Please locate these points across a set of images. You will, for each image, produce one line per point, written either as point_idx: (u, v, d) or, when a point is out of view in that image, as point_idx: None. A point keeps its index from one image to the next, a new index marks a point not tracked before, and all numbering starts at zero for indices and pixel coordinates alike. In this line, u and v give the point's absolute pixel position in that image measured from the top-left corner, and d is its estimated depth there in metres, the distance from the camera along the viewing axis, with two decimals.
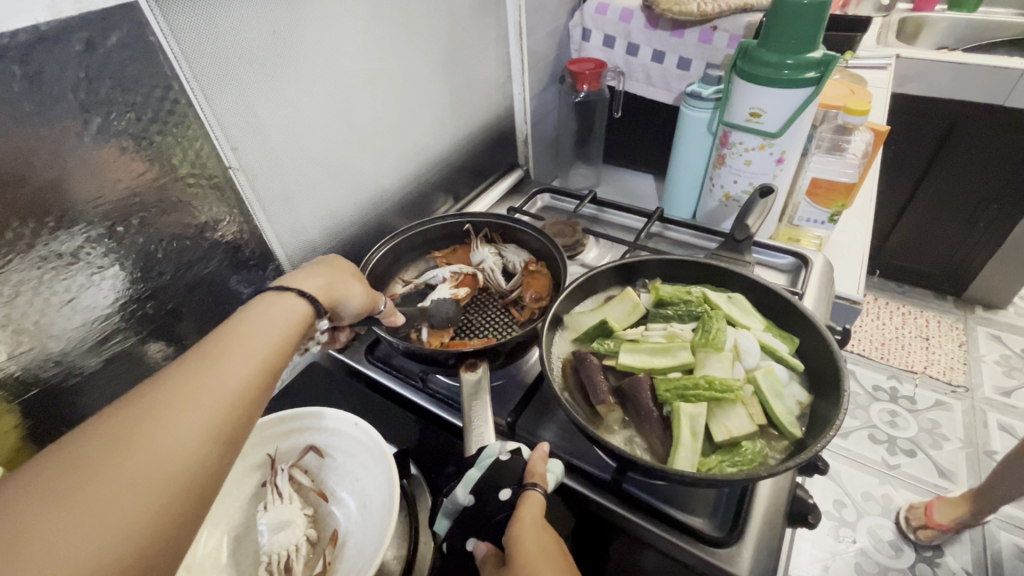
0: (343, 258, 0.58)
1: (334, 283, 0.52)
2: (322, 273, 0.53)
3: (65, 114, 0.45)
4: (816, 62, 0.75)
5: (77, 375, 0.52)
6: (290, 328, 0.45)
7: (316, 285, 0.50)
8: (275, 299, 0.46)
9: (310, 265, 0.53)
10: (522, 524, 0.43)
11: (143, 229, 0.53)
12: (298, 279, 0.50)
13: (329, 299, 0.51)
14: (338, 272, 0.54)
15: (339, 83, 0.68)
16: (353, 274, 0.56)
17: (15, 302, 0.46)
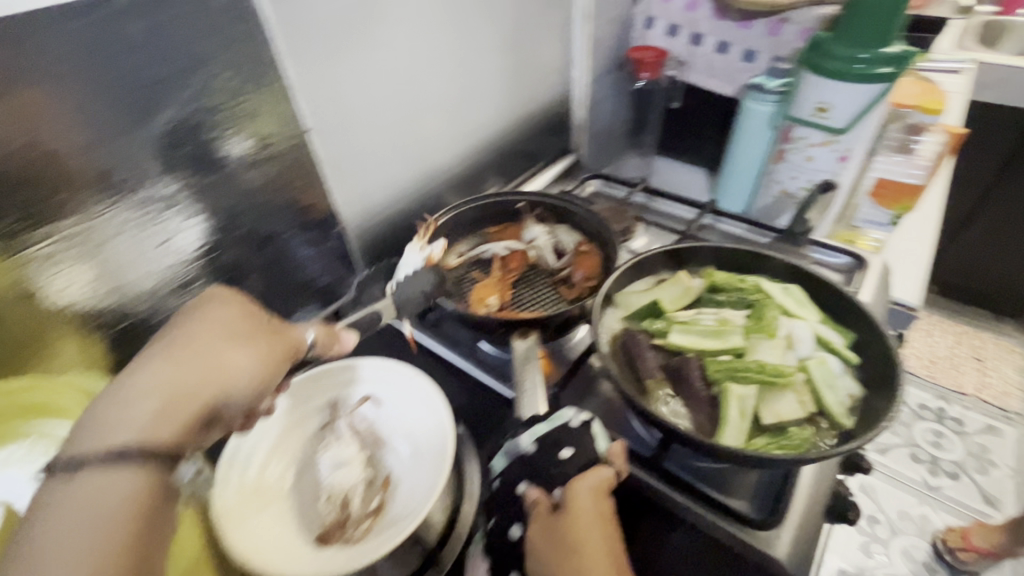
0: (216, 322, 0.42)
1: (182, 390, 0.37)
2: (160, 378, 0.37)
3: (174, 68, 0.49)
4: (892, 58, 0.73)
5: (163, 314, 0.57)
6: (121, 513, 0.33)
7: (146, 416, 0.36)
8: (74, 488, 0.32)
9: (143, 364, 0.38)
10: (586, 488, 0.46)
11: (229, 182, 0.57)
12: (117, 413, 0.35)
13: (181, 418, 0.37)
14: (200, 369, 0.39)
15: (410, 56, 0.70)
16: (223, 350, 0.40)
17: (117, 241, 0.51)
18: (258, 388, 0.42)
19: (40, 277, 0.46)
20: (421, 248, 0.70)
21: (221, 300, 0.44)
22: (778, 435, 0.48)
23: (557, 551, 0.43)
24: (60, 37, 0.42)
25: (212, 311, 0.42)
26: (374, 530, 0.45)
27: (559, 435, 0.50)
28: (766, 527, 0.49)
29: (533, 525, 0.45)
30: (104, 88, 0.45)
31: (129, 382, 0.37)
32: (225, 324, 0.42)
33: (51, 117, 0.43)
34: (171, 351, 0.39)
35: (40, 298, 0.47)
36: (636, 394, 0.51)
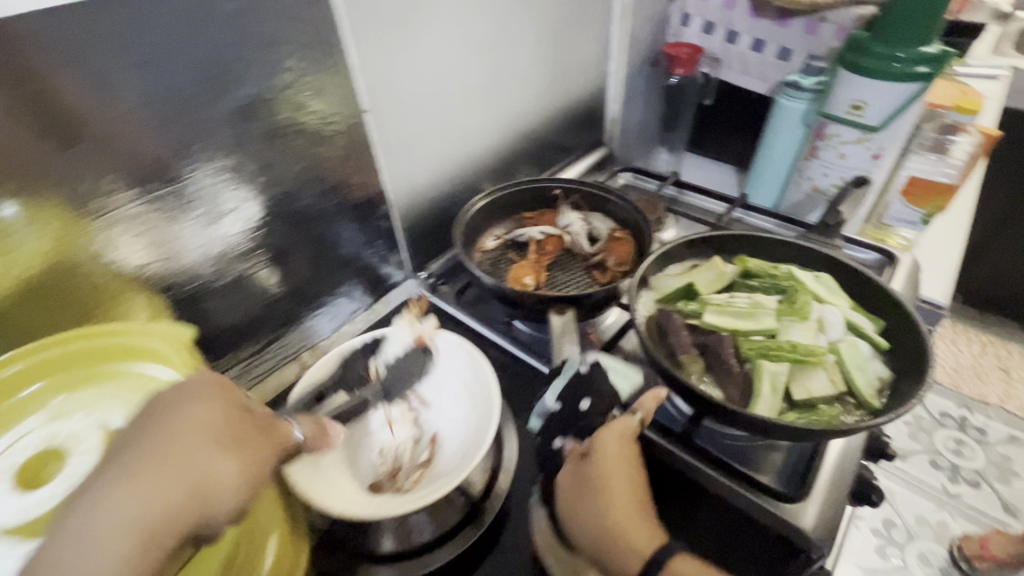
0: (193, 428, 0.37)
1: (161, 523, 0.33)
2: (139, 503, 0.33)
3: (252, 47, 0.53)
4: (928, 58, 0.74)
5: (227, 277, 0.61)
6: None
7: (118, 556, 0.32)
8: None
9: (117, 485, 0.33)
10: (613, 442, 0.50)
11: (292, 157, 0.61)
12: (82, 548, 0.31)
13: (155, 555, 0.33)
14: (178, 492, 0.35)
15: (461, 46, 0.74)
16: (209, 460, 0.36)
17: (186, 208, 0.55)
18: (244, 504, 0.38)
19: (99, 240, 0.50)
20: (410, 324, 0.61)
21: (208, 390, 0.39)
22: (808, 411, 0.50)
23: (587, 493, 0.48)
24: (157, 15, 0.46)
25: (196, 412, 0.37)
26: (425, 480, 0.49)
27: (577, 386, 0.56)
28: (796, 498, 0.51)
29: (565, 474, 0.50)
30: (191, 64, 0.50)
31: (98, 509, 0.32)
32: (212, 427, 0.38)
33: (143, 88, 0.48)
34: (150, 467, 0.34)
35: (100, 262, 0.51)
36: (671, 367, 0.53)
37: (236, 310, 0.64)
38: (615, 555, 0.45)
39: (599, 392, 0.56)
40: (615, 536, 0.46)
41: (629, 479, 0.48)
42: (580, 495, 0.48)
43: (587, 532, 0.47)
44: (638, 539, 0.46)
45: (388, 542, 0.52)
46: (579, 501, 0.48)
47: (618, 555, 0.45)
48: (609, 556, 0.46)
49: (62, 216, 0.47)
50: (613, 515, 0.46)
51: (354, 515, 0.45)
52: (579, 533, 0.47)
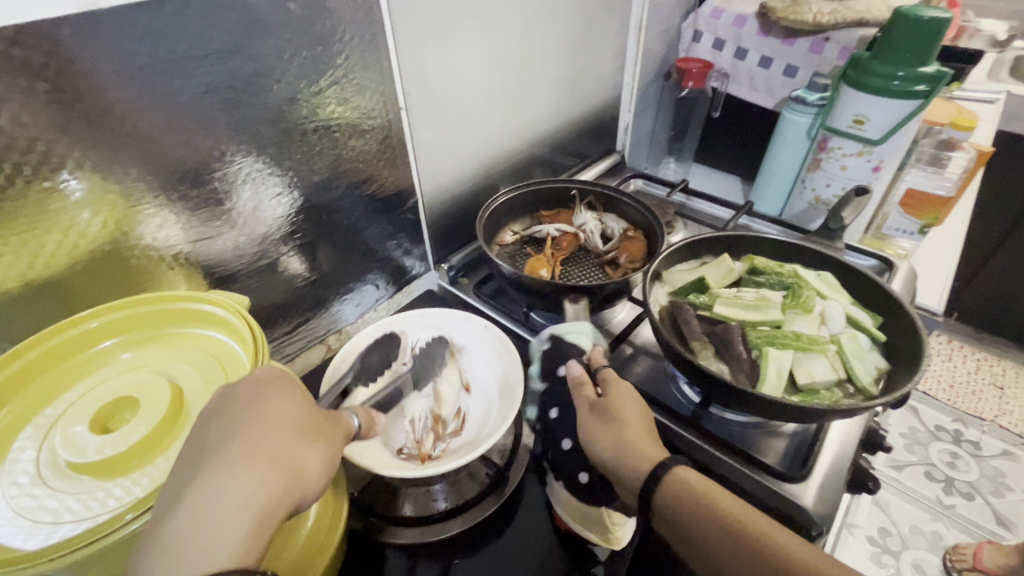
0: (278, 417, 0.40)
1: (269, 507, 0.36)
2: (246, 489, 0.36)
3: (305, 46, 0.57)
4: (927, 77, 0.79)
5: (267, 259, 0.65)
6: None
7: (236, 537, 0.35)
8: None
9: (222, 473, 0.36)
10: (621, 384, 0.55)
11: (331, 150, 0.65)
12: (204, 531, 0.34)
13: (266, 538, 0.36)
14: (276, 473, 0.37)
15: (489, 51, 0.78)
16: (297, 447, 0.39)
17: (237, 192, 0.59)
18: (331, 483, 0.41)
19: (152, 221, 0.54)
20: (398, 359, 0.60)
21: (279, 383, 0.41)
22: (810, 394, 0.54)
23: (600, 419, 0.52)
24: (230, 13, 0.50)
25: (278, 404, 0.40)
26: (451, 451, 0.52)
27: (551, 361, 0.63)
28: (798, 476, 0.55)
29: (580, 411, 0.54)
30: (255, 57, 0.54)
31: (211, 491, 0.35)
32: (292, 418, 0.40)
33: (211, 77, 0.52)
34: (247, 457, 0.37)
35: (146, 243, 0.54)
36: (682, 350, 0.58)
37: (268, 294, 0.67)
38: (631, 462, 0.49)
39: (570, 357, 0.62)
40: (630, 448, 0.50)
41: (639, 412, 0.53)
42: (593, 421, 0.53)
43: (603, 448, 0.50)
44: (650, 455, 0.49)
45: (409, 507, 0.55)
46: (595, 426, 0.52)
47: (634, 462, 0.49)
48: (624, 470, 0.49)
49: (119, 197, 0.51)
50: (626, 432, 0.51)
51: (399, 475, 0.47)
52: (596, 451, 0.51)
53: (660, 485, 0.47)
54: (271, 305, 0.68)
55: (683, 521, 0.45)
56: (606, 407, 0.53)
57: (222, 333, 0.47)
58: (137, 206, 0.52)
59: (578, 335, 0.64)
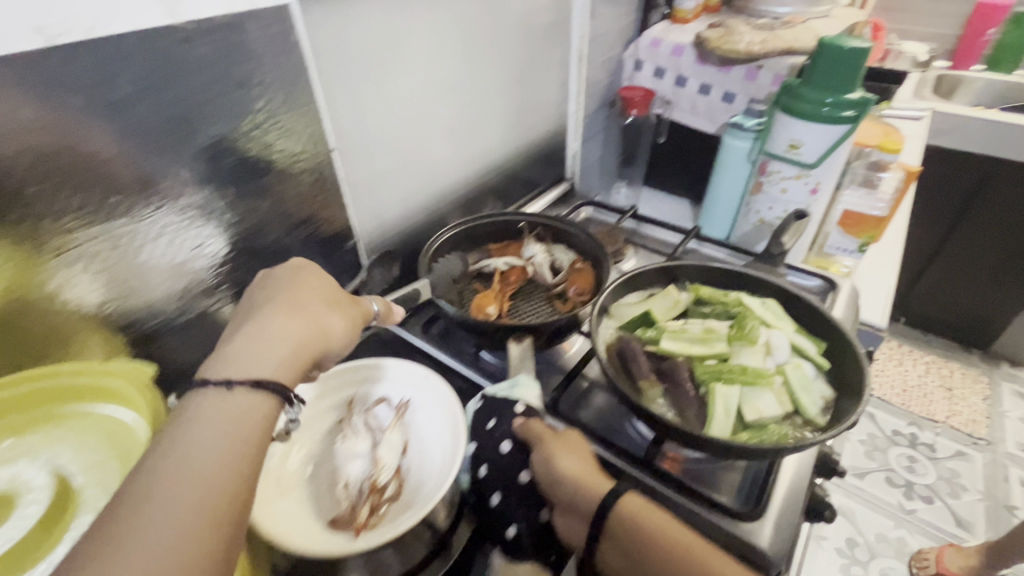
0: (309, 284, 0.51)
1: (302, 343, 0.46)
2: (285, 328, 0.46)
3: (223, 92, 0.54)
4: (854, 102, 0.82)
5: (190, 314, 0.61)
6: (252, 423, 0.39)
7: (278, 354, 0.44)
8: (220, 402, 0.39)
9: (268, 316, 0.46)
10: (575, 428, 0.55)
11: (259, 195, 0.62)
12: (253, 350, 0.43)
13: (301, 366, 0.45)
14: (305, 318, 0.48)
15: (427, 87, 0.77)
16: (322, 310, 0.49)
17: (158, 242, 0.54)
18: (347, 348, 0.51)
19: (61, 278, 0.48)
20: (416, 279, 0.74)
21: (308, 270, 0.53)
22: (760, 430, 0.53)
23: (564, 444, 0.52)
24: (135, 58, 0.47)
25: (308, 281, 0.51)
26: (392, 515, 0.48)
27: (482, 415, 0.58)
28: (753, 517, 0.53)
29: (542, 436, 0.53)
30: (167, 102, 0.50)
31: (257, 329, 0.45)
32: (320, 291, 0.51)
33: (114, 126, 0.47)
34: (286, 308, 0.47)
35: (55, 305, 0.48)
36: (630, 391, 0.56)
37: (194, 349, 0.63)
38: (587, 484, 0.48)
39: (502, 412, 0.57)
40: (589, 472, 0.49)
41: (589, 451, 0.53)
42: (557, 443, 0.52)
43: (567, 465, 0.50)
44: (603, 484, 0.49)
45: None
46: (558, 445, 0.52)
47: (593, 482, 0.48)
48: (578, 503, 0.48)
49: (21, 253, 0.45)
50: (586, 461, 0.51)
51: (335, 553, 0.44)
52: (553, 471, 0.50)
53: (616, 503, 0.46)
54: (199, 360, 0.64)
55: (633, 544, 0.44)
56: (567, 438, 0.53)
57: (123, 410, 0.43)
58: (38, 272, 0.46)
59: (509, 389, 0.60)
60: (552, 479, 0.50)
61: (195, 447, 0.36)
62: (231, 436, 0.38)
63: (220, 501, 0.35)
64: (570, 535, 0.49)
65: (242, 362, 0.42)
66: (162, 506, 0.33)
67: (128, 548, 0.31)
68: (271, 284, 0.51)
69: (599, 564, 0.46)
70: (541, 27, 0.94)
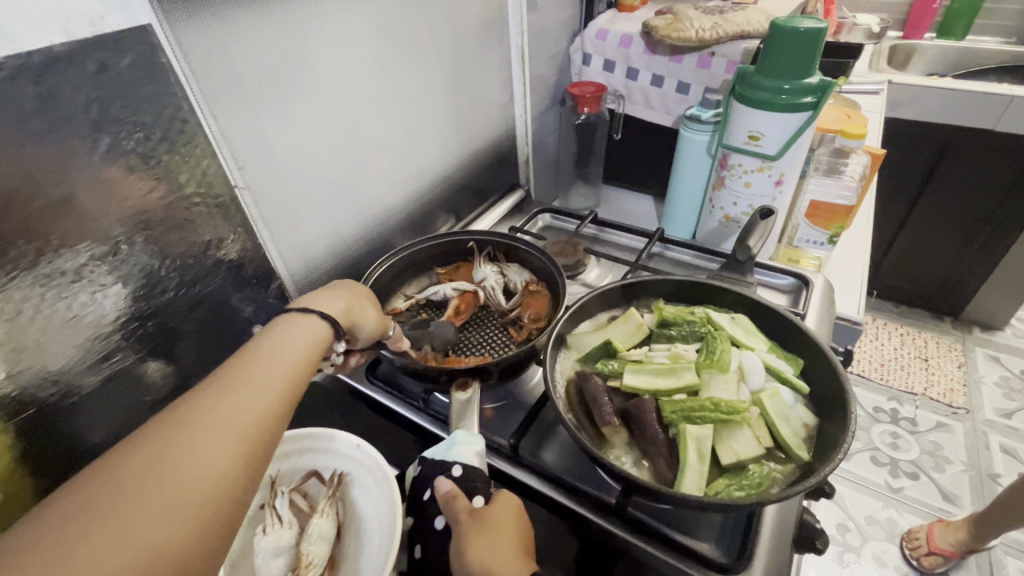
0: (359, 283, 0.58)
1: (353, 306, 0.52)
2: (340, 293, 0.53)
3: (75, 133, 0.45)
4: (814, 87, 0.76)
5: (75, 395, 0.51)
6: (315, 345, 0.46)
7: (336, 306, 0.51)
8: (293, 322, 0.46)
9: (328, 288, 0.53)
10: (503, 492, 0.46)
11: (147, 247, 0.53)
12: (320, 299, 0.51)
13: (349, 319, 0.52)
14: (356, 295, 0.54)
15: (347, 102, 0.69)
16: (367, 296, 0.56)
17: (17, 319, 0.45)
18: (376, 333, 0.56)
19: None
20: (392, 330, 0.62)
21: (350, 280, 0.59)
22: (739, 474, 0.47)
23: (478, 526, 0.42)
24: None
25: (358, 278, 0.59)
26: None
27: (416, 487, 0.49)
28: (737, 570, 0.47)
29: (454, 518, 0.43)
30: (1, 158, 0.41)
31: (321, 293, 0.52)
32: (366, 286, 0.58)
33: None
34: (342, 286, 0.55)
35: None
36: (593, 445, 0.49)
37: (102, 425, 0.54)
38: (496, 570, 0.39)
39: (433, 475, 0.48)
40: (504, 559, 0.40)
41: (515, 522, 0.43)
42: (468, 525, 0.42)
43: (476, 554, 0.40)
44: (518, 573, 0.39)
45: None
46: (470, 526, 0.42)
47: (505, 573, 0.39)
48: None
49: None
50: (500, 543, 0.41)
51: None
52: (460, 565, 0.41)
53: None
54: (110, 439, 0.55)
55: None
56: (485, 513, 0.43)
57: None
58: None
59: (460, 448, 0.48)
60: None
61: (259, 359, 0.42)
62: (300, 345, 0.45)
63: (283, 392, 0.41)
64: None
65: (312, 302, 0.50)
66: (245, 375, 0.40)
67: (183, 438, 0.34)
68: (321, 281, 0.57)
69: None
70: (474, 25, 0.86)
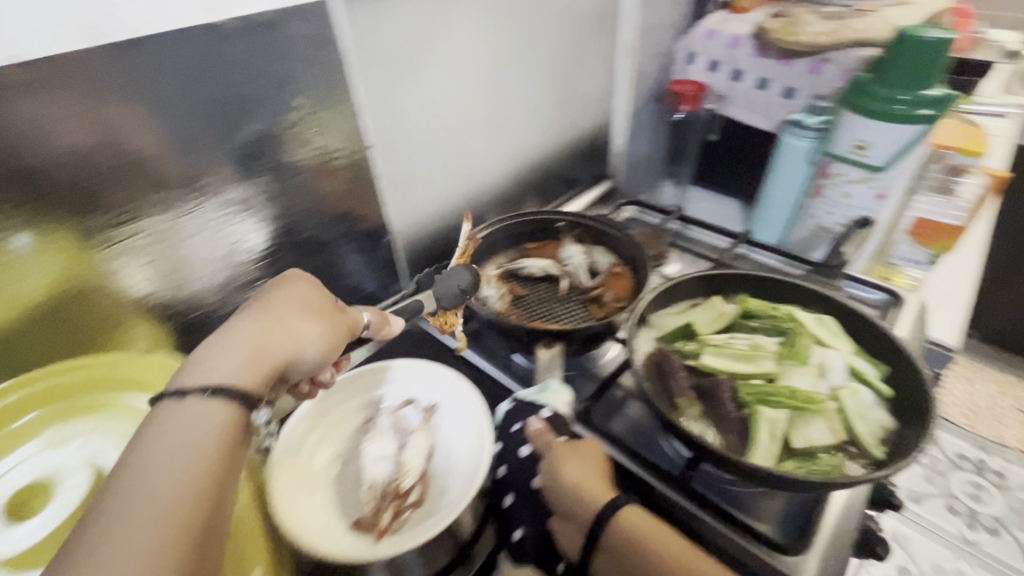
0: (297, 291, 0.48)
1: (263, 348, 0.41)
2: (247, 336, 0.42)
3: (261, 86, 0.54)
4: (933, 100, 0.74)
5: (229, 307, 0.61)
6: (212, 436, 0.35)
7: (231, 364, 0.39)
8: (175, 414, 0.35)
9: (234, 328, 0.42)
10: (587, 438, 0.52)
11: (297, 189, 0.62)
12: (213, 360, 0.39)
13: (262, 370, 0.41)
14: (278, 323, 0.44)
15: (464, 81, 0.75)
16: (299, 321, 0.45)
17: (197, 237, 0.55)
18: (322, 362, 0.46)
19: (122, 269, 0.51)
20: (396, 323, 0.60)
21: (294, 282, 0.49)
22: (808, 459, 0.49)
23: (569, 452, 0.49)
24: (60, 89, 0.43)
25: (293, 290, 0.47)
26: (413, 520, 0.47)
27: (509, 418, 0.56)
28: (796, 552, 0.49)
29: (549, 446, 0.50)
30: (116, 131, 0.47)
31: (218, 344, 0.41)
32: (302, 300, 0.47)
33: (52, 168, 0.44)
34: (256, 319, 0.43)
35: (103, 294, 0.50)
36: (665, 409, 0.53)
37: None
38: (589, 494, 0.46)
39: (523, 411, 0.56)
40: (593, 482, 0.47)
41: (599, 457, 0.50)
42: (561, 450, 0.49)
43: (569, 473, 0.47)
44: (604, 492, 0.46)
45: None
46: (563, 452, 0.49)
47: (593, 492, 0.46)
48: (577, 504, 0.46)
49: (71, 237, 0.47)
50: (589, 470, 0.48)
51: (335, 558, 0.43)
52: (553, 481, 0.48)
53: (615, 515, 0.44)
54: None
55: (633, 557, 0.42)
56: (576, 444, 0.50)
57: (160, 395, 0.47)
58: (64, 283, 0.48)
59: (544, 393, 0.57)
60: (554, 488, 0.47)
61: (135, 487, 0.31)
62: (188, 446, 0.34)
63: (183, 514, 0.31)
64: (566, 543, 0.47)
65: (202, 369, 0.39)
66: (118, 522, 0.29)
67: None
68: (261, 290, 0.48)
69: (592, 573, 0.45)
70: (586, 17, 0.91)
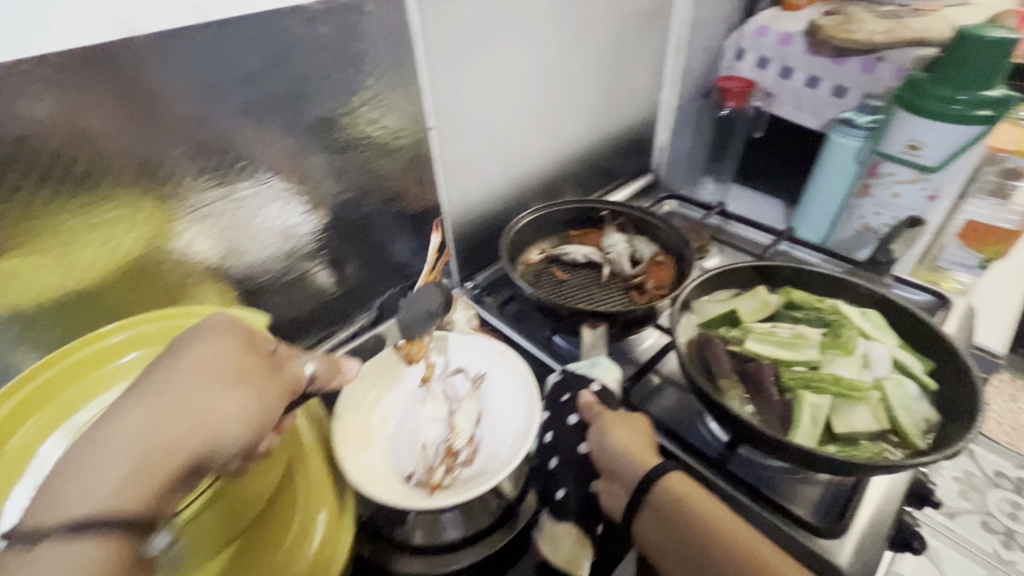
0: (210, 355, 0.37)
1: (157, 445, 0.32)
2: (139, 426, 0.32)
3: (335, 66, 0.58)
4: (991, 101, 0.73)
5: (295, 274, 0.66)
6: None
7: (118, 470, 0.31)
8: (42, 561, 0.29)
9: (121, 414, 0.33)
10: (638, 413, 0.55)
11: (362, 166, 0.66)
12: (96, 462, 0.31)
13: (156, 477, 0.32)
14: (180, 408, 0.34)
15: (518, 69, 0.78)
16: (210, 399, 0.35)
17: (270, 206, 0.59)
18: (247, 444, 0.36)
19: (198, 235, 0.55)
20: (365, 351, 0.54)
21: (210, 338, 0.38)
22: (850, 444, 0.51)
23: (619, 421, 0.52)
24: (88, 85, 0.44)
25: (204, 352, 0.37)
26: (462, 479, 0.51)
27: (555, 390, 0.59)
28: (834, 534, 0.50)
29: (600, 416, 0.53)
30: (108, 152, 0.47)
31: (103, 434, 0.32)
32: (216, 366, 0.36)
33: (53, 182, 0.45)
34: (151, 398, 0.33)
35: (183, 253, 0.55)
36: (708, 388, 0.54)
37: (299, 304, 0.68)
38: (636, 457, 0.48)
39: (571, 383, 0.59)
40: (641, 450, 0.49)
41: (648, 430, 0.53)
42: (611, 419, 0.53)
43: (618, 439, 0.50)
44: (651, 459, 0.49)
45: (419, 535, 0.52)
46: (612, 422, 0.52)
47: (640, 458, 0.48)
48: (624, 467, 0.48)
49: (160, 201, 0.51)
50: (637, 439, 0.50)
51: (396, 504, 0.46)
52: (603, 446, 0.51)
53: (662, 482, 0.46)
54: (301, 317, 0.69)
55: (679, 521, 0.44)
56: (627, 416, 0.53)
57: None
58: (128, 261, 0.52)
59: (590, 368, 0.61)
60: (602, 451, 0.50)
61: None
62: None
63: None
64: (611, 503, 0.50)
65: (82, 480, 0.31)
66: None
67: None
68: (171, 347, 0.38)
69: (637, 534, 0.47)
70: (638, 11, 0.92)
